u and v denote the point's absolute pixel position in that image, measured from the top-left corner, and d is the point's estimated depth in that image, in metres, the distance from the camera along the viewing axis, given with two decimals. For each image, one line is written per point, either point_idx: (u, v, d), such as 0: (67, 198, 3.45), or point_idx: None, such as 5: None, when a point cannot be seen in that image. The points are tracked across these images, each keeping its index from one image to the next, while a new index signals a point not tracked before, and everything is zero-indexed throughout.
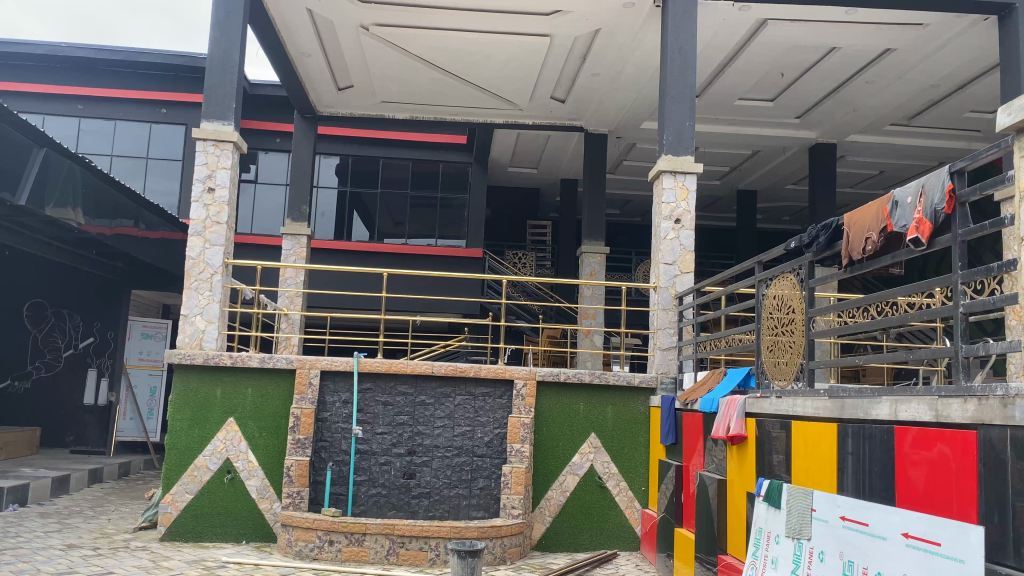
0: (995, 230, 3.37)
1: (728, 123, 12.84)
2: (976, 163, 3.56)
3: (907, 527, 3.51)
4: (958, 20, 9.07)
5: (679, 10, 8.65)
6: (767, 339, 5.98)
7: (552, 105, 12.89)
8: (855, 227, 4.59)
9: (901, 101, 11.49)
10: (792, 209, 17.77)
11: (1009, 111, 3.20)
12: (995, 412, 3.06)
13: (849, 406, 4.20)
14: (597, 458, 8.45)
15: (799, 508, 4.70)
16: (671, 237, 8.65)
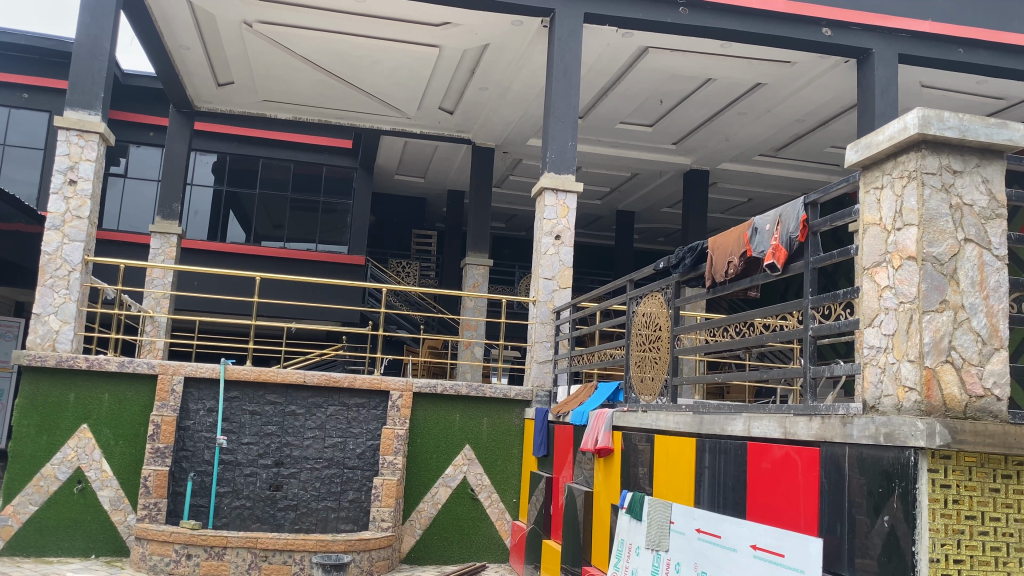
0: (842, 260, 3.58)
1: (610, 145, 13.19)
2: (828, 195, 3.78)
3: (754, 539, 3.69)
4: (822, 61, 9.66)
5: (565, 32, 8.76)
6: (635, 354, 6.16)
7: (439, 116, 12.90)
8: (719, 251, 4.79)
9: (770, 133, 12.13)
10: (668, 231, 18.44)
11: (856, 148, 3.30)
12: (836, 429, 3.22)
13: (708, 422, 4.37)
14: (470, 471, 8.43)
15: (659, 520, 4.86)
16: (551, 251, 8.80)
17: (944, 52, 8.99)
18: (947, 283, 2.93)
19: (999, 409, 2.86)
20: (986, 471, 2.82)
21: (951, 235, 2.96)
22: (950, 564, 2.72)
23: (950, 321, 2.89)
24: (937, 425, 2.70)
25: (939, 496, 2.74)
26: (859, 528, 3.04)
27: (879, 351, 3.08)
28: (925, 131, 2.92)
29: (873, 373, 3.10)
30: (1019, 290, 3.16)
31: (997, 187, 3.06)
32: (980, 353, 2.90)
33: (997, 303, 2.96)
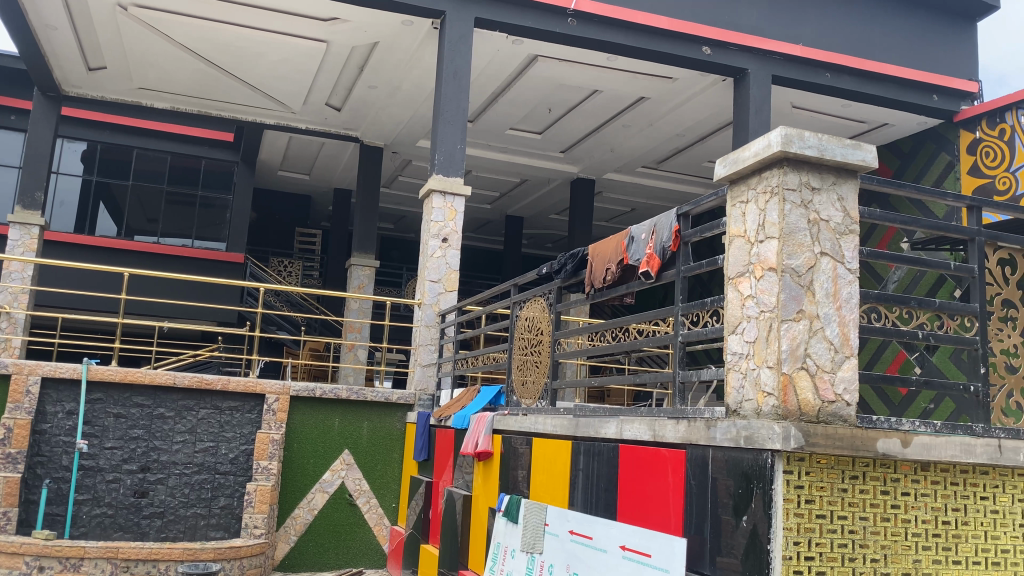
0: (710, 269, 3.72)
1: (498, 151, 13.27)
2: (700, 208, 3.92)
3: (623, 540, 3.78)
4: (702, 78, 10.05)
5: (455, 35, 8.73)
6: (517, 358, 6.21)
7: (326, 113, 12.65)
8: (598, 257, 4.89)
9: (653, 146, 12.51)
10: (556, 237, 18.72)
11: (724, 163, 3.44)
12: (700, 433, 3.33)
13: (583, 425, 4.46)
14: (348, 475, 8.28)
15: (534, 523, 4.91)
16: (437, 254, 8.79)
17: (812, 76, 9.52)
18: (804, 293, 3.09)
19: (848, 414, 3.04)
20: (834, 472, 2.98)
21: (808, 249, 3.13)
22: (800, 561, 2.87)
23: (805, 329, 3.05)
24: (792, 428, 2.84)
25: (792, 495, 2.89)
26: (723, 528, 3.15)
27: (741, 357, 3.22)
28: (787, 149, 3.08)
29: (735, 378, 3.24)
30: (869, 301, 3.37)
31: (851, 205, 3.25)
32: (832, 360, 3.07)
33: (848, 314, 3.14)
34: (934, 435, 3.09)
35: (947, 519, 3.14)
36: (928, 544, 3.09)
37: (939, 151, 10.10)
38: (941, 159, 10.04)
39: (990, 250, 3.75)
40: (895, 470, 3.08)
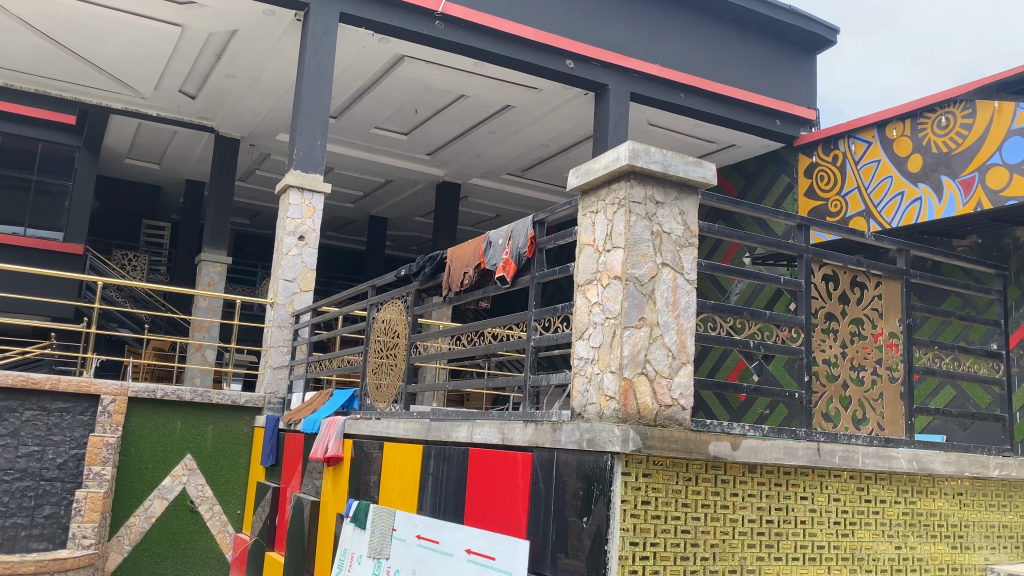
0: (562, 276, 3.79)
1: (362, 150, 13.06)
2: (554, 216, 3.99)
3: (469, 544, 3.78)
4: (565, 91, 10.28)
5: (319, 29, 8.51)
6: (372, 361, 6.11)
7: (179, 100, 12.04)
8: (455, 261, 4.89)
9: (516, 153, 12.67)
10: (419, 240, 18.62)
11: (577, 173, 3.52)
12: (546, 436, 3.38)
13: (434, 429, 4.43)
14: (190, 481, 7.87)
15: (381, 528, 4.84)
16: (293, 252, 8.56)
17: (667, 95, 9.92)
18: (646, 302, 3.20)
19: (683, 418, 3.18)
20: (669, 474, 3.10)
21: (650, 259, 3.24)
22: (636, 559, 2.97)
23: (646, 336, 3.17)
24: (630, 431, 2.94)
25: (630, 497, 2.99)
26: (570, 529, 3.19)
27: (586, 361, 3.31)
28: (634, 163, 3.19)
29: (580, 382, 3.32)
30: (705, 311, 3.53)
31: (691, 219, 3.40)
32: (670, 366, 3.20)
33: (686, 322, 3.28)
34: (761, 439, 3.28)
35: (770, 518, 3.33)
36: (752, 542, 3.27)
37: (779, 173, 10.73)
38: (781, 180, 10.66)
39: (815, 266, 4.02)
40: (725, 472, 3.24)
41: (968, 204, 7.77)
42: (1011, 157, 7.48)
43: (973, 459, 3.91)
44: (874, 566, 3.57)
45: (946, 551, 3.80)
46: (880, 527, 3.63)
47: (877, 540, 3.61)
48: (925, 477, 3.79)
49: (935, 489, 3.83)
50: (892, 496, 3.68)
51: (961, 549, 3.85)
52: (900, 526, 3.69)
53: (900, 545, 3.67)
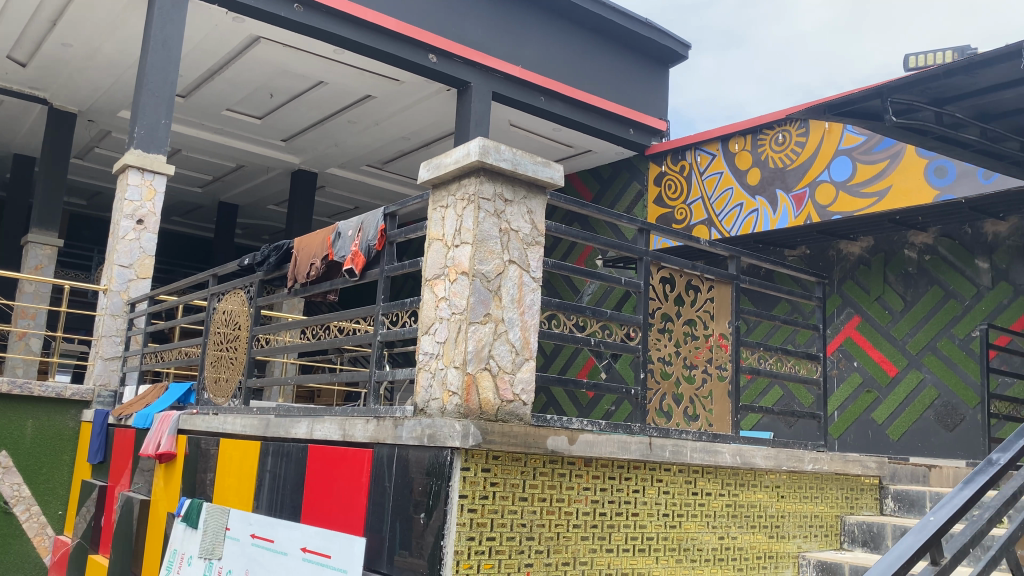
0: (410, 270, 3.73)
1: (213, 132, 12.46)
2: (405, 209, 3.94)
3: (304, 542, 3.69)
4: (427, 85, 10.22)
5: (167, 3, 8.04)
6: (211, 353, 5.82)
7: (7, 67, 11.06)
8: (303, 252, 4.74)
9: (376, 145, 12.48)
10: (272, 230, 17.99)
11: (428, 166, 3.48)
12: (388, 432, 3.34)
13: (273, 425, 4.29)
14: (4, 480, 7.21)
15: (215, 526, 4.62)
16: (130, 237, 8.04)
17: (528, 97, 10.03)
18: (492, 298, 3.22)
19: (524, 412, 3.22)
20: (508, 469, 3.13)
21: (498, 256, 3.26)
22: (471, 554, 2.98)
23: (491, 332, 3.18)
24: (471, 426, 2.94)
25: (468, 492, 3.00)
26: (409, 528, 3.15)
27: (431, 357, 3.29)
28: (484, 159, 3.19)
29: (424, 377, 3.30)
30: (550, 308, 3.59)
31: (538, 218, 3.45)
32: (513, 362, 3.23)
33: (530, 319, 3.32)
34: (597, 433, 3.38)
35: (604, 511, 3.43)
36: (585, 534, 3.36)
37: (631, 180, 11.10)
38: (633, 187, 11.04)
39: (655, 269, 4.18)
40: (561, 466, 3.31)
41: (800, 217, 8.39)
42: (838, 175, 8.10)
43: (790, 454, 4.19)
44: (698, 556, 3.75)
45: (764, 541, 4.05)
46: (706, 518, 3.81)
47: (702, 531, 3.79)
48: (748, 471, 4.03)
49: (756, 482, 4.07)
50: (717, 489, 3.89)
51: (778, 538, 4.11)
52: (723, 517, 3.89)
53: (723, 536, 3.87)
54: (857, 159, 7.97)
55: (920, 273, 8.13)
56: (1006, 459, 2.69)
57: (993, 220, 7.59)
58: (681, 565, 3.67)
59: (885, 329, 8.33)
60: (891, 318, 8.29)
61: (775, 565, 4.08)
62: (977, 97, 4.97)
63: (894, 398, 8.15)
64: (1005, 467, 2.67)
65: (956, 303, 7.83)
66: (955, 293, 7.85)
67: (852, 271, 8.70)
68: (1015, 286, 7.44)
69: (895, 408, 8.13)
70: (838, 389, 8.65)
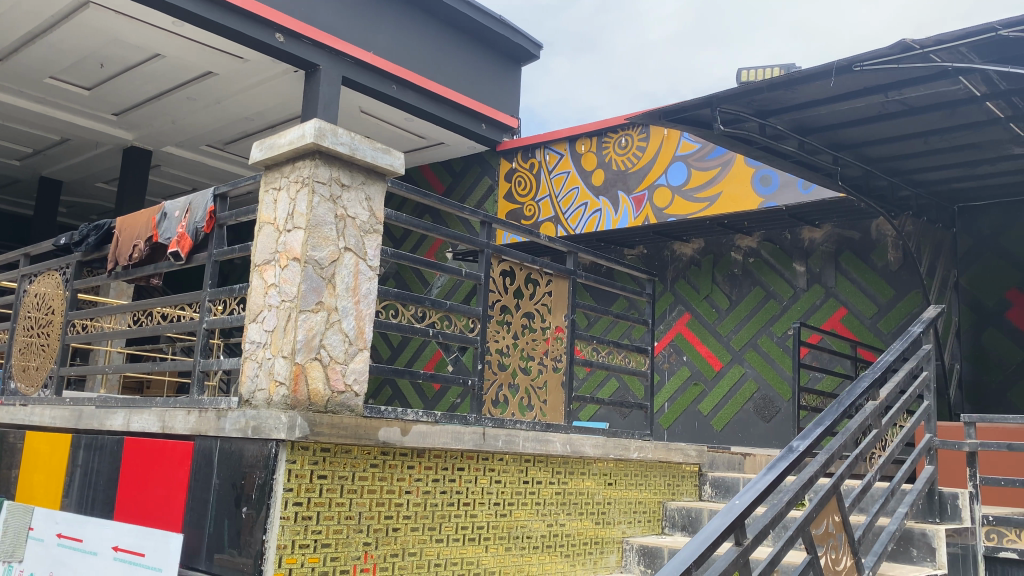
0: (241, 255, 3.59)
1: (34, 101, 11.45)
2: (237, 190, 3.78)
3: (116, 541, 3.45)
4: (273, 65, 9.85)
5: None
6: (19, 339, 5.35)
7: None
8: (125, 232, 4.44)
9: (217, 124, 11.90)
10: (100, 210, 16.78)
11: (261, 147, 3.35)
12: (211, 423, 3.20)
13: (87, 416, 4.01)
14: None
15: (16, 526, 4.25)
16: None
17: (379, 84, 9.74)
18: (325, 286, 3.14)
19: (355, 404, 3.16)
20: (336, 461, 3.07)
21: (332, 243, 3.19)
22: (296, 547, 2.90)
23: (323, 321, 3.10)
24: (298, 418, 2.86)
25: (293, 485, 2.92)
26: (228, 524, 3.02)
27: (258, 346, 3.17)
28: (320, 142, 3.11)
29: (251, 367, 3.18)
30: (387, 298, 3.54)
31: (376, 206, 3.39)
32: (346, 352, 3.16)
33: (365, 308, 3.27)
34: (430, 424, 3.38)
35: (435, 501, 3.43)
36: (416, 525, 3.34)
37: (482, 174, 11.16)
38: (483, 182, 11.13)
39: (495, 261, 4.22)
40: (392, 458, 3.28)
41: (639, 217, 8.75)
42: (674, 179, 8.50)
43: (617, 443, 4.36)
44: (527, 543, 3.82)
45: (591, 527, 4.18)
46: (536, 506, 3.90)
47: (531, 519, 3.87)
48: (577, 459, 4.15)
49: (585, 471, 4.20)
50: (547, 477, 3.98)
51: (604, 525, 4.26)
52: (552, 505, 3.99)
53: (552, 523, 3.97)
54: (691, 165, 8.38)
55: (744, 274, 8.68)
56: (804, 446, 2.91)
57: (809, 227, 8.21)
58: (509, 553, 3.72)
59: (712, 325, 8.83)
60: (718, 315, 8.80)
61: (601, 550, 4.21)
62: (796, 111, 5.35)
63: (719, 390, 8.65)
64: (804, 453, 2.88)
65: (775, 303, 8.41)
66: (774, 293, 8.43)
67: (685, 271, 9.17)
68: (826, 287, 8.07)
69: (719, 399, 8.64)
70: (669, 382, 9.09)
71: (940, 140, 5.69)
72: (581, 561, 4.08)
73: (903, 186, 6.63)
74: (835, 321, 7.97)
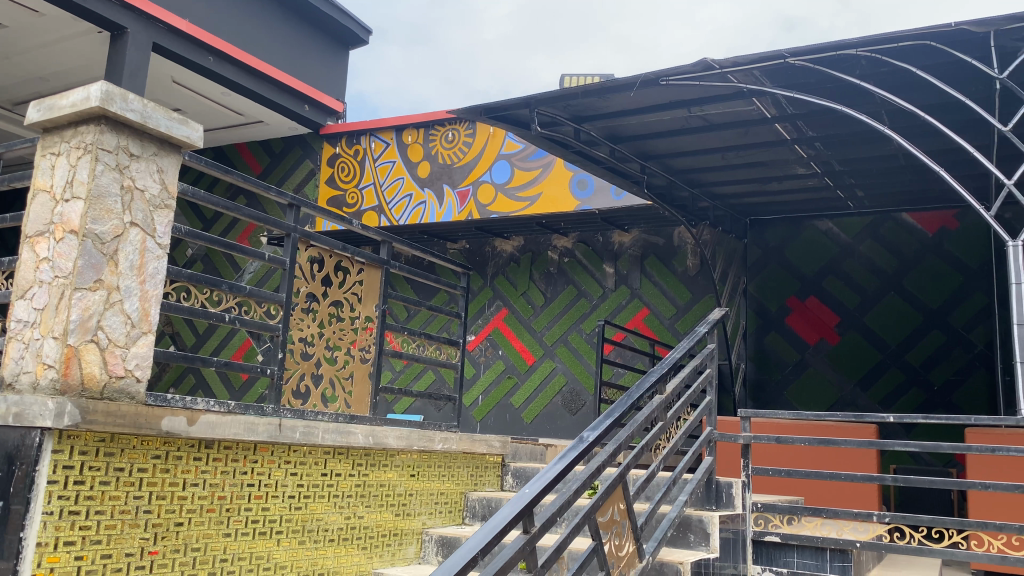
0: (11, 225, 3.25)
1: None
2: (10, 153, 3.40)
3: None
4: (74, 23, 9.03)
5: None
6: None
7: None
8: None
9: (3, 82, 10.74)
10: None
11: (38, 108, 3.06)
12: None
13: None
14: None
15: None
16: None
17: (195, 54, 9.03)
18: (105, 262, 2.91)
19: (136, 391, 2.96)
20: (111, 452, 2.85)
21: (116, 216, 2.96)
22: (60, 545, 2.67)
23: (101, 300, 2.88)
24: (67, 404, 2.64)
25: (59, 478, 2.68)
26: None
27: (26, 325, 2.90)
28: (106, 107, 2.88)
29: (15, 348, 2.91)
30: (179, 279, 3.32)
31: (169, 178, 3.19)
32: (127, 335, 2.95)
33: (151, 289, 3.07)
34: (221, 414, 3.22)
35: (222, 494, 3.28)
36: (200, 519, 3.17)
37: (303, 158, 10.81)
38: (304, 165, 10.79)
39: (303, 247, 4.09)
40: (177, 448, 3.10)
41: (462, 213, 8.82)
42: (498, 177, 8.62)
43: (422, 434, 4.36)
44: (322, 537, 3.73)
45: (390, 518, 4.15)
46: (333, 499, 3.81)
47: (328, 512, 3.78)
48: (380, 451, 4.11)
49: (387, 463, 4.17)
50: (347, 469, 3.91)
51: (404, 516, 4.24)
52: (350, 497, 3.92)
53: (350, 516, 3.90)
54: (515, 164, 8.55)
55: (559, 272, 8.97)
56: (593, 436, 3.04)
57: (620, 231, 8.61)
58: (303, 547, 3.62)
59: (527, 321, 9.05)
60: (532, 312, 9.03)
61: (399, 542, 4.19)
62: (608, 119, 5.58)
63: (530, 384, 8.88)
64: (593, 444, 3.00)
65: (585, 302, 8.75)
66: (585, 292, 8.78)
67: (503, 267, 9.34)
68: (631, 289, 8.50)
69: (530, 393, 8.87)
70: (482, 375, 9.22)
71: (735, 156, 6.14)
72: (378, 553, 4.04)
73: (703, 198, 7.10)
74: (638, 320, 8.41)
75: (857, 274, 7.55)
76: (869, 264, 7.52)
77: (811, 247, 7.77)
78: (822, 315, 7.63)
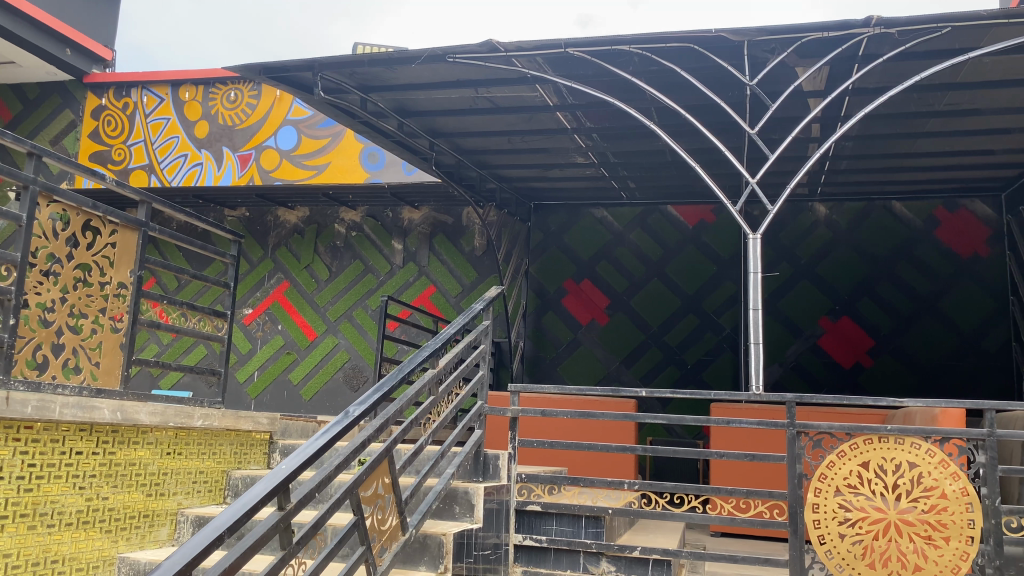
0: None
1: None
2: None
3: None
4: None
5: None
6: None
7: None
8: None
9: None
10: None
11: None
12: None
13: None
14: None
15: None
16: None
17: None
18: None
19: None
20: None
21: None
22: None
23: None
24: None
25: None
26: None
27: None
28: None
29: None
30: None
31: None
32: None
33: None
34: None
35: None
36: None
37: (62, 107, 9.63)
38: (63, 116, 9.61)
39: (44, 202, 3.69)
40: None
41: (243, 177, 8.38)
42: (283, 143, 8.28)
43: (179, 410, 4.10)
44: (57, 521, 3.41)
45: (140, 500, 3.87)
46: (72, 479, 3.49)
47: (65, 493, 3.46)
48: (129, 428, 3.82)
49: (138, 440, 3.88)
50: (90, 447, 3.60)
51: (157, 497, 3.98)
52: (93, 477, 3.61)
53: (91, 497, 3.59)
54: (302, 131, 8.25)
55: (345, 246, 8.80)
56: (358, 411, 2.98)
57: (409, 208, 8.60)
58: (33, 532, 3.29)
59: (310, 295, 8.79)
60: (316, 286, 8.79)
61: (149, 524, 3.92)
62: (396, 92, 5.51)
63: (310, 359, 8.65)
64: (358, 418, 2.96)
65: (371, 277, 8.66)
66: (371, 268, 8.68)
67: (286, 238, 9.00)
68: (419, 266, 8.53)
69: (310, 368, 8.64)
70: (259, 350, 8.84)
71: (521, 141, 6.30)
72: (124, 537, 3.75)
73: (490, 179, 7.24)
74: (424, 298, 8.44)
75: (626, 260, 8.03)
76: (637, 250, 8.02)
77: (587, 233, 8.16)
78: (594, 297, 8.06)
